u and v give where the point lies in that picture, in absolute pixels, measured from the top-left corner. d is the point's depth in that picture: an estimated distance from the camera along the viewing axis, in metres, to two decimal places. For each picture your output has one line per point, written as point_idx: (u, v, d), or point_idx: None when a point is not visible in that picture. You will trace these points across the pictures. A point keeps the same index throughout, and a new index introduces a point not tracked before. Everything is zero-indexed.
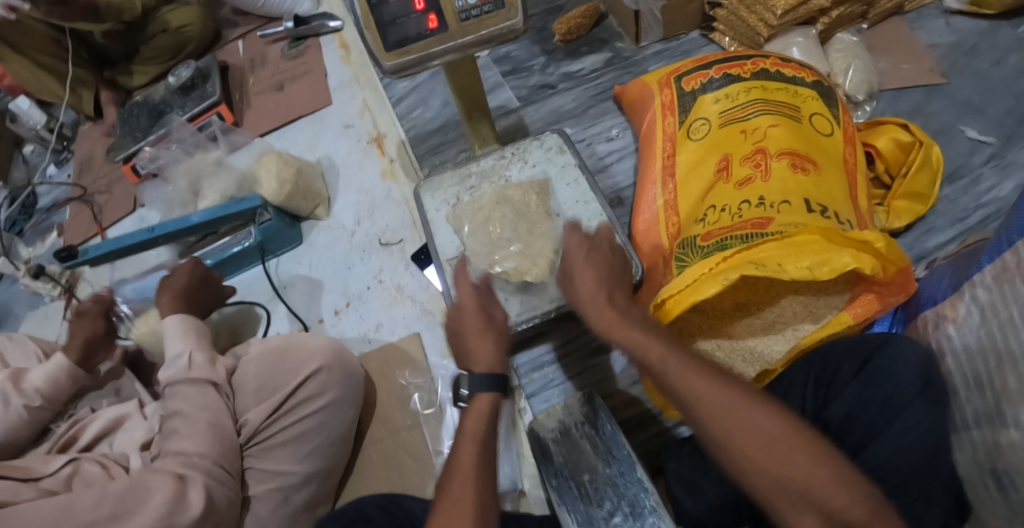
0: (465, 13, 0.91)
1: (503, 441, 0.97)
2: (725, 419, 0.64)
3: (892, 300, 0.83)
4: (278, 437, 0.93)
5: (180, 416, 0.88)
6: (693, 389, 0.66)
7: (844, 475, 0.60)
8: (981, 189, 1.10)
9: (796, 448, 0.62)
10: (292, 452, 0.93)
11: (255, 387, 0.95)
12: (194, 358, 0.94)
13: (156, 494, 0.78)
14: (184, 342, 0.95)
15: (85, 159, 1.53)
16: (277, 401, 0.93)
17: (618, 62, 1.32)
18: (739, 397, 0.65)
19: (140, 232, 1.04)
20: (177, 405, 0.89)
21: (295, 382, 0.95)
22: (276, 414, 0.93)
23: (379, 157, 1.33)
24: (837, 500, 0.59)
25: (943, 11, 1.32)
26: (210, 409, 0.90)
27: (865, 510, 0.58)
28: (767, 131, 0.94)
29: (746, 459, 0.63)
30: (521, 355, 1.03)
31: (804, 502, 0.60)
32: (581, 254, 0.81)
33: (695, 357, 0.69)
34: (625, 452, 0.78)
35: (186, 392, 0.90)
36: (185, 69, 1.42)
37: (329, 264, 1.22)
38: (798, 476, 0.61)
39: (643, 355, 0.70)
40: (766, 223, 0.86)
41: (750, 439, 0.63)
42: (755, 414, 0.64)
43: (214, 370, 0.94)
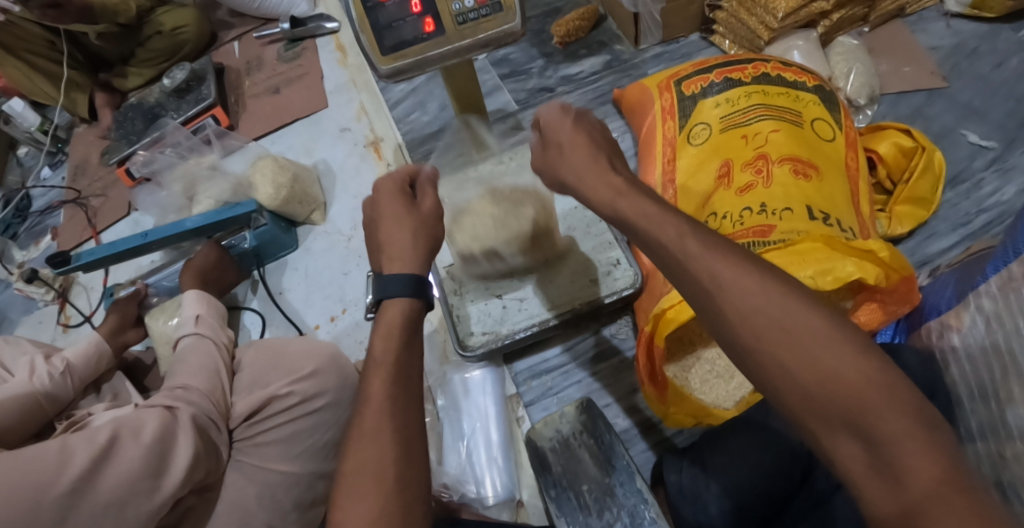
0: (462, 16, 0.89)
1: (500, 447, 0.93)
2: (755, 312, 0.55)
3: (896, 310, 0.82)
4: (266, 435, 0.89)
5: (180, 381, 0.89)
6: (721, 279, 0.57)
7: (902, 395, 0.50)
8: (983, 193, 1.09)
9: (841, 350, 0.52)
10: (282, 451, 0.89)
11: (252, 377, 0.95)
12: (202, 322, 1.00)
13: (149, 423, 0.77)
14: (198, 307, 1.02)
15: (79, 162, 1.51)
16: (263, 396, 0.90)
17: (617, 65, 1.31)
18: (776, 290, 0.55)
19: (134, 237, 1.03)
20: (183, 356, 0.94)
21: (292, 377, 0.92)
22: (267, 411, 0.90)
23: (376, 161, 1.32)
24: (887, 423, 0.48)
25: (944, 14, 1.31)
26: (211, 359, 0.94)
27: (921, 441, 0.47)
28: (768, 136, 0.93)
29: (776, 360, 0.53)
30: (519, 363, 1.02)
31: (844, 421, 0.50)
32: (566, 126, 0.72)
33: (724, 247, 0.59)
34: (625, 462, 0.77)
35: (193, 347, 0.96)
36: (180, 70, 1.42)
37: (326, 271, 1.20)
38: (840, 383, 0.50)
39: (654, 238, 0.62)
40: (768, 231, 0.84)
41: (783, 336, 0.53)
42: (793, 311, 0.54)
43: (218, 331, 1.00)
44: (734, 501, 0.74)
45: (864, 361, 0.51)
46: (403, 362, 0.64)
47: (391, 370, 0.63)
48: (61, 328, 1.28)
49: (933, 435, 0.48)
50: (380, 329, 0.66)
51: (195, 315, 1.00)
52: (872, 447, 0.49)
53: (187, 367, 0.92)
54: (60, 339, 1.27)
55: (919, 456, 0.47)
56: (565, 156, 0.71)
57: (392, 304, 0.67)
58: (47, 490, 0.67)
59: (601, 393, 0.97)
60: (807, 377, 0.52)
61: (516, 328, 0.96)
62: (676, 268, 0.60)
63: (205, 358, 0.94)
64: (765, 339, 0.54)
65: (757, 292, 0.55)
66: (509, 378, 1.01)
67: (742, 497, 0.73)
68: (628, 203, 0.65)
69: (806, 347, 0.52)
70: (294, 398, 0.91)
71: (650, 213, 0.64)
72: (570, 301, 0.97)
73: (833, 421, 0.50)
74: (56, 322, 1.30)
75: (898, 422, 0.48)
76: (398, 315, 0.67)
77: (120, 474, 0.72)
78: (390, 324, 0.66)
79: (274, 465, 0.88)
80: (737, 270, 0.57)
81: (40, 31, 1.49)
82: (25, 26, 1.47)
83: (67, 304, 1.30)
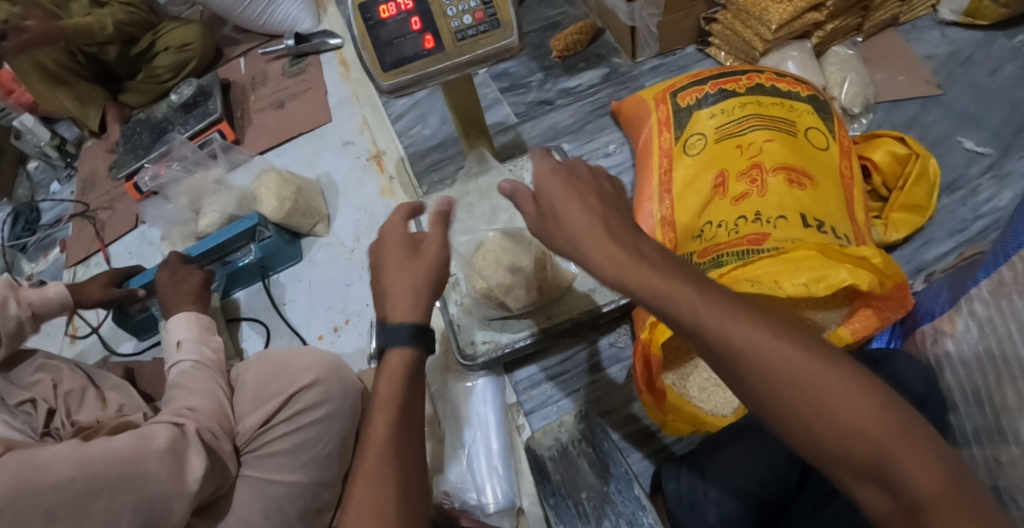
0: (461, 33, 0.92)
1: (503, 456, 0.93)
2: (778, 377, 0.55)
3: (891, 317, 0.81)
4: (273, 446, 0.90)
5: (184, 391, 0.91)
6: (735, 344, 0.56)
7: (924, 444, 0.52)
8: (979, 199, 1.10)
9: (862, 406, 0.53)
10: (288, 462, 0.90)
11: (254, 392, 0.95)
12: (186, 345, 0.98)
13: (156, 434, 0.79)
14: (185, 330, 1.00)
15: (88, 176, 1.54)
16: (271, 410, 0.91)
17: (616, 77, 1.33)
18: (792, 350, 0.55)
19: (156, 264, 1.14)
20: (179, 379, 0.93)
21: (292, 389, 0.93)
22: (272, 422, 0.91)
23: (379, 174, 1.33)
24: (912, 475, 0.51)
25: (937, 22, 1.33)
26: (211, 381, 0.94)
27: (946, 489, 0.51)
28: (763, 146, 0.95)
29: (799, 422, 0.55)
30: (519, 372, 1.03)
31: (871, 476, 0.53)
32: (555, 181, 0.65)
33: (732, 301, 0.58)
34: (623, 469, 0.80)
35: (184, 372, 0.94)
36: (187, 86, 1.45)
37: (329, 282, 1.22)
38: (868, 440, 0.53)
39: (663, 302, 0.58)
40: (763, 238, 0.85)
41: (806, 399, 0.54)
42: (814, 373, 0.55)
43: (203, 350, 0.98)
44: (732, 507, 0.75)
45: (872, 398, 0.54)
46: (405, 407, 0.65)
47: (394, 411, 0.64)
48: (68, 339, 1.31)
49: (954, 478, 0.51)
50: (383, 373, 0.67)
51: (177, 342, 0.98)
52: (901, 497, 0.52)
53: (184, 390, 0.91)
54: (68, 349, 1.30)
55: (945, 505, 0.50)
56: (561, 222, 0.64)
57: (392, 352, 0.67)
58: (67, 483, 0.71)
59: (601, 402, 0.98)
60: (834, 436, 0.54)
61: (515, 336, 0.97)
62: (681, 327, 0.58)
63: (205, 379, 0.93)
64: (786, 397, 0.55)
65: (774, 351, 0.55)
66: (510, 387, 1.02)
67: (741, 503, 0.74)
68: (632, 260, 0.60)
69: (823, 396, 0.54)
70: (301, 412, 0.92)
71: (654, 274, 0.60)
72: (570, 311, 0.97)
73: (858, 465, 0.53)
74: (63, 332, 1.32)
75: (910, 453, 0.52)
76: (402, 363, 0.67)
77: (143, 481, 0.74)
78: (391, 370, 0.67)
79: (282, 476, 0.89)
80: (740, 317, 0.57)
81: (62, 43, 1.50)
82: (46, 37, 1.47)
83: (75, 315, 1.32)
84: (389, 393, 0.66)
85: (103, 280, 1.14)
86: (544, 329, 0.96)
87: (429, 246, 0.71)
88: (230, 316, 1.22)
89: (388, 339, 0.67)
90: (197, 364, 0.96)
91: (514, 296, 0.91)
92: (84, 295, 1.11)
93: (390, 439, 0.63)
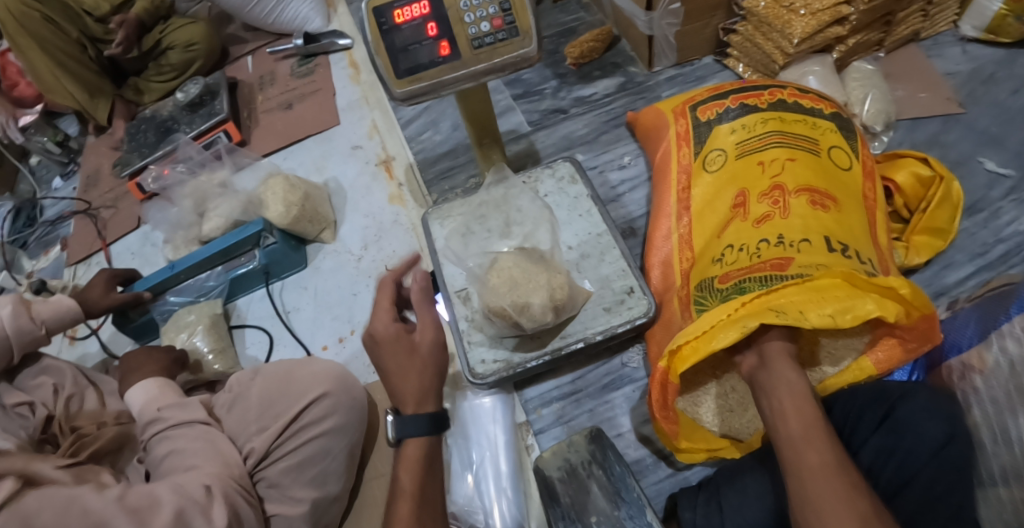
0: (479, 40, 0.89)
1: (512, 477, 0.91)
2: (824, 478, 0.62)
3: (916, 349, 0.79)
4: (283, 461, 0.87)
5: (181, 453, 0.82)
6: (809, 441, 0.65)
7: None
8: (1001, 222, 1.08)
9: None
10: (297, 480, 0.87)
11: (244, 414, 0.90)
12: (169, 410, 0.87)
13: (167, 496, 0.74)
14: (156, 398, 0.90)
15: (91, 173, 1.51)
16: (277, 429, 0.88)
17: (631, 87, 1.31)
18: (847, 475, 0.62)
19: (163, 271, 1.11)
20: (172, 447, 0.83)
21: (297, 408, 0.89)
22: (282, 438, 0.88)
23: (387, 181, 1.31)
24: None
25: (959, 38, 1.31)
26: (210, 441, 0.84)
27: None
28: (784, 164, 0.92)
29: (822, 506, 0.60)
30: (529, 390, 1.00)
31: None
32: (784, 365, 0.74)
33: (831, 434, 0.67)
34: (636, 494, 0.82)
35: (176, 438, 0.84)
36: (194, 86, 1.43)
37: (335, 291, 1.19)
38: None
39: (778, 396, 0.70)
40: (786, 264, 0.83)
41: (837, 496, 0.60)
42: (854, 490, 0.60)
43: (188, 407, 0.88)
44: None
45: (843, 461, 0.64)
46: (426, 489, 0.74)
47: (415, 498, 0.73)
48: (67, 340, 1.28)
49: None
50: (402, 462, 0.75)
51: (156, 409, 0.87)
52: None
53: (185, 460, 0.81)
54: (66, 350, 1.27)
55: None
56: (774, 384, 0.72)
57: (409, 442, 0.76)
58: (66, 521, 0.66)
59: (613, 423, 0.96)
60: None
61: (527, 357, 0.94)
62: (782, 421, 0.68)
63: (202, 441, 0.84)
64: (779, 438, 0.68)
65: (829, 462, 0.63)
66: (519, 405, 0.99)
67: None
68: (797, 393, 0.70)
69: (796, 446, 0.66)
70: (311, 434, 0.89)
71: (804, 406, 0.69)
72: (585, 331, 0.95)
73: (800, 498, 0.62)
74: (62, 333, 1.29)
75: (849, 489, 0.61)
76: (418, 451, 0.76)
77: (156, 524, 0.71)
78: (408, 458, 0.76)
79: (293, 494, 0.86)
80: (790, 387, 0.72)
81: (76, 34, 1.48)
82: (64, 27, 1.46)
83: None
84: (410, 482, 0.74)
85: (102, 285, 1.09)
86: (557, 350, 0.94)
87: (423, 333, 0.79)
88: (233, 323, 1.19)
89: (404, 432, 0.76)
90: (185, 411, 0.87)
91: (528, 316, 0.88)
92: (84, 300, 1.06)
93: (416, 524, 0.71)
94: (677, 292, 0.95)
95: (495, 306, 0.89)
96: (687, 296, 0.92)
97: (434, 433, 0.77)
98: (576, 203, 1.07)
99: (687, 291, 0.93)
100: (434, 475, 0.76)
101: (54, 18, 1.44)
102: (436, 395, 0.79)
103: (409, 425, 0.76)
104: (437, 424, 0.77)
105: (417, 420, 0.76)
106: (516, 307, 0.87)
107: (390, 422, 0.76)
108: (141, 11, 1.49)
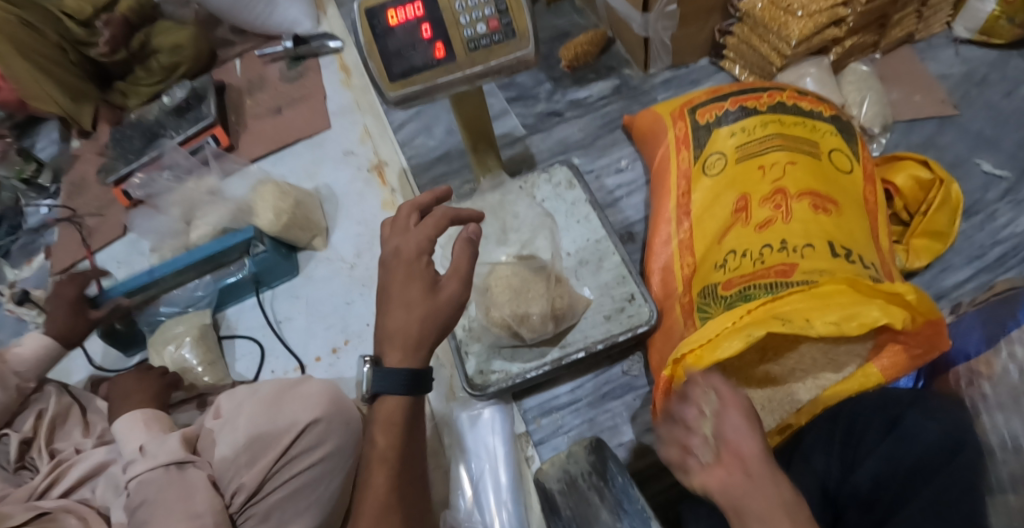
0: (474, 42, 0.87)
1: (511, 491, 0.89)
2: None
3: (920, 354, 0.78)
4: (274, 495, 0.84)
5: (156, 508, 0.76)
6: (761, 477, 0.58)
7: None
8: (998, 224, 1.07)
9: None
10: (290, 511, 0.84)
11: (233, 448, 0.85)
12: (150, 451, 0.82)
13: None
14: (140, 436, 0.85)
15: (76, 180, 1.48)
16: (271, 459, 0.84)
17: (626, 90, 1.29)
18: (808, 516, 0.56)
19: (140, 275, 1.06)
20: (144, 495, 0.77)
21: (290, 437, 0.86)
22: (272, 472, 0.85)
23: (380, 187, 1.28)
24: None
25: (952, 40, 1.30)
26: (183, 487, 0.78)
27: None
28: (785, 168, 0.91)
29: None
30: (528, 400, 0.98)
31: None
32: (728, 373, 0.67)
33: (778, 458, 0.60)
34: (638, 506, 0.80)
35: (147, 484, 0.78)
36: (180, 89, 1.39)
37: (328, 300, 1.17)
38: None
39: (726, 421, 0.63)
40: (790, 270, 0.81)
41: None
42: None
43: (170, 447, 0.82)
44: None
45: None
46: (404, 456, 0.69)
47: (393, 463, 0.68)
48: None
49: None
50: (380, 424, 0.68)
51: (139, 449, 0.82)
52: None
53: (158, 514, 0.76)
54: None
55: None
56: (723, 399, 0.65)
57: (385, 399, 0.68)
58: None
59: (613, 432, 0.94)
60: None
61: (526, 367, 0.92)
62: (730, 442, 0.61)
63: (174, 489, 0.78)
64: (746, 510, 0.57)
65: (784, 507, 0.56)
66: (518, 416, 0.97)
67: None
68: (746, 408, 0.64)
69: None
70: (305, 463, 0.86)
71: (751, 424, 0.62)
72: (585, 340, 0.93)
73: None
74: None
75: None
76: (397, 410, 0.69)
77: None
78: (386, 419, 0.69)
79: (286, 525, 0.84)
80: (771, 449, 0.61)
81: (55, 38, 1.43)
82: (42, 32, 1.41)
83: None
84: (388, 444, 0.68)
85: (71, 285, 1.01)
86: (559, 360, 0.91)
87: (447, 282, 0.71)
88: (223, 334, 1.16)
89: (382, 386, 0.67)
90: (158, 455, 0.81)
91: (528, 326, 0.88)
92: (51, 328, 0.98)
93: (391, 496, 0.67)
94: (677, 299, 0.93)
95: (496, 316, 0.88)
96: (690, 303, 0.90)
97: (413, 392, 0.69)
98: (574, 208, 1.05)
99: (689, 297, 0.91)
100: (415, 438, 0.70)
101: (31, 24, 1.39)
102: (432, 345, 0.70)
103: (391, 381, 0.67)
104: (417, 383, 0.69)
105: (398, 376, 0.67)
106: (515, 316, 0.87)
107: (367, 373, 0.68)
108: (127, 12, 1.44)
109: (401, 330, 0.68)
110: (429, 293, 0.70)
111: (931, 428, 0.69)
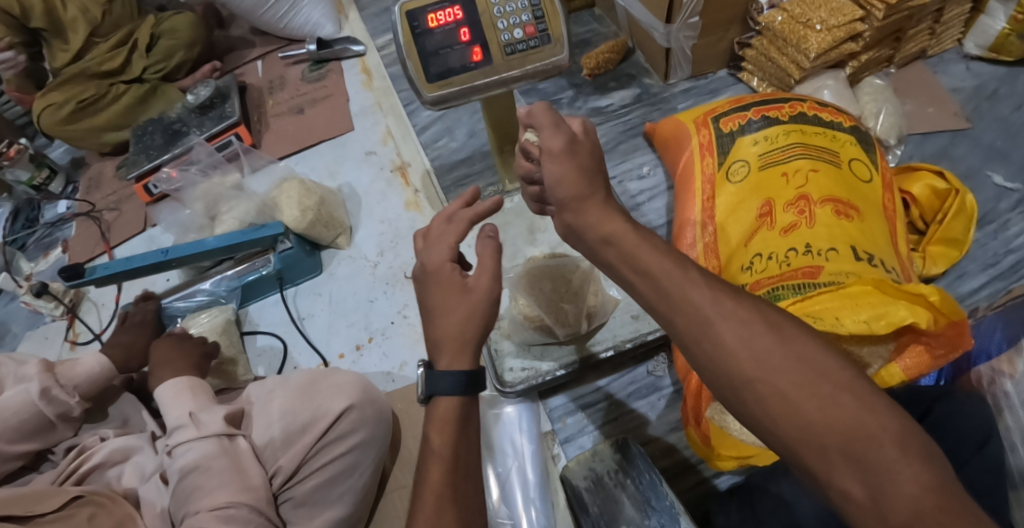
0: (511, 46, 0.89)
1: (538, 487, 0.91)
2: (745, 350, 0.57)
3: (943, 355, 0.75)
4: (310, 481, 0.86)
5: (205, 474, 0.79)
6: (705, 315, 0.59)
7: (869, 402, 0.53)
8: (1010, 234, 1.10)
9: (818, 390, 0.54)
10: (326, 495, 0.87)
11: (269, 432, 0.87)
12: (194, 418, 0.85)
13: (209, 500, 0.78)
14: (186, 403, 0.87)
15: (94, 176, 1.49)
16: (309, 443, 0.87)
17: (647, 98, 1.32)
18: (759, 331, 0.58)
19: (153, 254, 1.04)
20: (196, 460, 0.80)
21: (325, 422, 0.88)
22: (309, 454, 0.87)
23: (403, 187, 1.30)
24: (878, 450, 0.51)
25: (963, 56, 1.34)
26: (233, 458, 0.82)
27: (898, 455, 0.51)
28: (808, 174, 0.94)
29: (776, 389, 0.55)
30: (554, 399, 1.00)
31: (841, 453, 0.52)
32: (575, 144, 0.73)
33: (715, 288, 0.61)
34: (667, 502, 0.80)
35: (199, 451, 0.81)
36: (204, 88, 1.42)
37: (352, 297, 1.18)
38: (786, 395, 0.55)
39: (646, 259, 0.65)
40: (816, 272, 0.84)
41: (770, 375, 0.56)
42: (759, 347, 0.57)
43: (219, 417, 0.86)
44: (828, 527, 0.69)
45: (850, 388, 0.54)
46: (459, 453, 0.68)
47: (447, 461, 0.67)
48: (68, 347, 1.24)
49: (901, 435, 0.52)
50: (433, 423, 0.70)
51: (190, 413, 0.86)
52: (870, 475, 0.51)
53: (209, 480, 0.79)
54: (67, 355, 1.24)
55: (893, 457, 0.51)
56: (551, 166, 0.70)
57: (438, 400, 0.70)
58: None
59: (640, 431, 0.96)
60: (795, 412, 0.54)
61: (555, 365, 0.97)
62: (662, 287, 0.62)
63: (226, 459, 0.81)
64: (758, 416, 0.56)
65: (746, 343, 0.57)
66: (544, 413, 0.99)
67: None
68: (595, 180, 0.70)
69: (800, 407, 0.54)
70: (340, 451, 0.89)
71: (614, 223, 0.68)
72: (614, 338, 0.97)
73: (848, 495, 0.52)
74: (63, 338, 1.26)
75: (761, 351, 0.57)
76: (450, 409, 0.70)
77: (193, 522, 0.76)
78: (440, 418, 0.70)
79: (318, 513, 0.86)
80: (733, 319, 0.58)
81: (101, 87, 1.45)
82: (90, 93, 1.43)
83: (76, 320, 1.26)
84: (443, 444, 0.68)
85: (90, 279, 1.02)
86: (583, 358, 0.96)
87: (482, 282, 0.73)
88: (245, 329, 1.17)
89: (432, 387, 0.70)
90: (200, 427, 0.84)
91: (562, 322, 0.94)
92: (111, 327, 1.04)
93: (447, 489, 0.66)
94: None
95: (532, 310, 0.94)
96: None
97: (467, 392, 0.70)
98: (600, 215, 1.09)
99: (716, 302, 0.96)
100: (469, 436, 0.71)
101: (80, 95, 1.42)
102: (476, 346, 0.72)
103: (441, 380, 0.69)
104: (472, 382, 0.71)
105: (453, 374, 0.69)
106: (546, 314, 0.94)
107: (420, 376, 0.70)
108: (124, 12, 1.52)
109: (450, 335, 0.71)
110: (475, 292, 0.73)
111: (965, 422, 0.71)
